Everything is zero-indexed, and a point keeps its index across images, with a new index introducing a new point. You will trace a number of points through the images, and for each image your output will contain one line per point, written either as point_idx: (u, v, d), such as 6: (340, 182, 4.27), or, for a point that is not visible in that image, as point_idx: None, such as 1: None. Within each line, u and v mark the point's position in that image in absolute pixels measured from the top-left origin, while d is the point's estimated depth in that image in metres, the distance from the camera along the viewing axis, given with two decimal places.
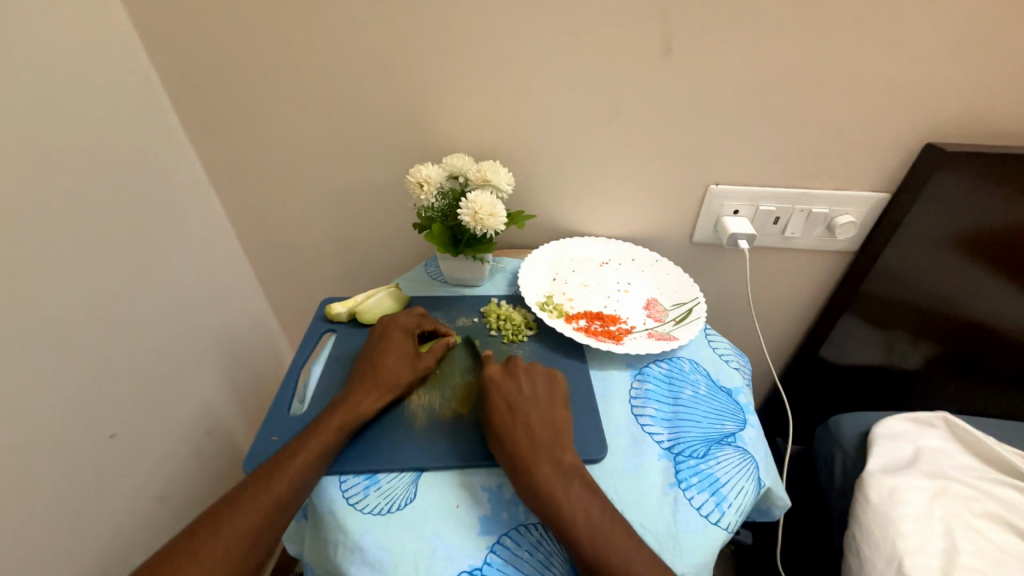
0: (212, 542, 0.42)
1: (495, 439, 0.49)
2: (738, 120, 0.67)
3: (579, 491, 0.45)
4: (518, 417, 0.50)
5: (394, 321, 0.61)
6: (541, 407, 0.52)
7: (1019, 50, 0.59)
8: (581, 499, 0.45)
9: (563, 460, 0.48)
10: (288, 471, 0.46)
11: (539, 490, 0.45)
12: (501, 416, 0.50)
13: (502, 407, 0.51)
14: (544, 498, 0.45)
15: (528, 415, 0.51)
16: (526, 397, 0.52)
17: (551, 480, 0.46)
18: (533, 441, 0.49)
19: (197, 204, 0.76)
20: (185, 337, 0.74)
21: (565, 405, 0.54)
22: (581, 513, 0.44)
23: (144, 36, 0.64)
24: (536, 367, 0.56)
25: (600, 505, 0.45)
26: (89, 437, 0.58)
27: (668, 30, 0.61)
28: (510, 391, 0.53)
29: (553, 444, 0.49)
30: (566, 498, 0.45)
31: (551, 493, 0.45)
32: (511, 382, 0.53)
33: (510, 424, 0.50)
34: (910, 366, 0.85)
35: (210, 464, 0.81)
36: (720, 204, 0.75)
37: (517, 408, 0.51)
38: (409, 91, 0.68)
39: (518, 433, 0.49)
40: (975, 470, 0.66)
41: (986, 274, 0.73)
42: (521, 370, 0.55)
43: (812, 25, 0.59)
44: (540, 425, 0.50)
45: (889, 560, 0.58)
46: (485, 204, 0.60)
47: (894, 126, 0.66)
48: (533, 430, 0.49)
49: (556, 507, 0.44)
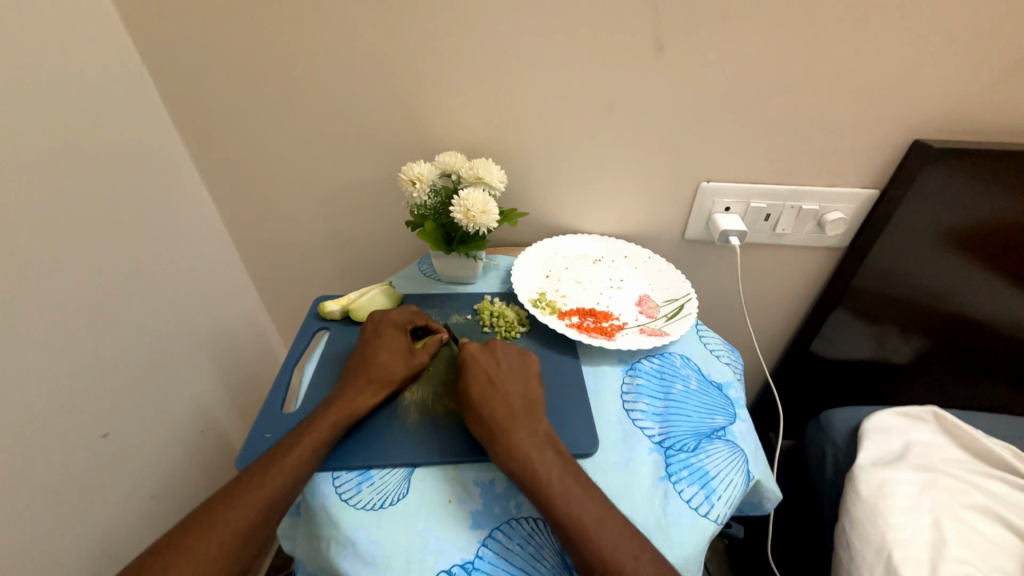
0: (207, 537, 0.43)
1: (472, 407, 0.51)
2: (729, 118, 0.68)
3: (554, 458, 0.47)
4: (497, 387, 0.52)
5: (387, 318, 0.61)
6: (518, 382, 0.53)
7: (1005, 48, 0.60)
8: (555, 465, 0.46)
9: (537, 429, 0.49)
10: (283, 466, 0.47)
11: (515, 454, 0.46)
12: (480, 386, 0.52)
13: (480, 378, 0.52)
14: (518, 460, 0.46)
15: (506, 387, 0.52)
16: (503, 371, 0.54)
17: (526, 446, 0.47)
18: (509, 410, 0.50)
19: (190, 203, 0.76)
20: (178, 336, 0.74)
21: (540, 381, 0.55)
22: (555, 476, 0.45)
23: (135, 35, 0.64)
24: (513, 347, 0.57)
25: (575, 473, 0.46)
26: (82, 436, 0.58)
27: (658, 28, 0.61)
28: (489, 365, 0.54)
29: (529, 414, 0.50)
30: (541, 462, 0.46)
31: (526, 456, 0.46)
32: (490, 358, 0.55)
33: (487, 392, 0.51)
34: (900, 360, 0.86)
35: (204, 462, 0.81)
36: (712, 201, 0.76)
37: (494, 379, 0.52)
38: (402, 89, 0.68)
39: (495, 402, 0.50)
40: (964, 463, 0.67)
41: (974, 269, 0.74)
42: (499, 349, 0.56)
43: (802, 23, 0.60)
44: (515, 397, 0.51)
45: (879, 552, 0.59)
46: (477, 202, 0.60)
47: (883, 123, 0.67)
48: (509, 399, 0.51)
49: (530, 470, 0.45)
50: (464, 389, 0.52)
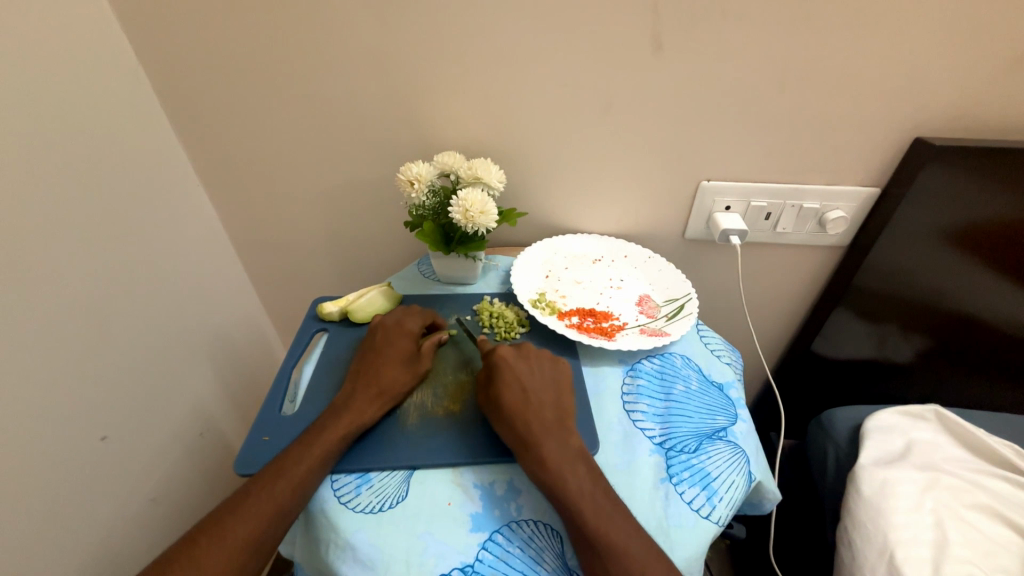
0: (213, 551, 0.42)
1: (504, 415, 0.50)
2: (728, 118, 0.68)
3: (585, 472, 0.46)
4: (531, 398, 0.51)
5: (402, 325, 0.60)
6: (548, 392, 0.53)
7: (1006, 46, 0.59)
8: (586, 479, 0.46)
9: (569, 442, 0.49)
10: (291, 478, 0.46)
11: (548, 469, 0.46)
12: (513, 394, 0.51)
13: (514, 386, 0.52)
14: (551, 473, 0.46)
15: (539, 397, 0.52)
16: (535, 380, 0.53)
17: (559, 458, 0.47)
18: (541, 421, 0.49)
19: (188, 204, 0.75)
20: (177, 338, 0.73)
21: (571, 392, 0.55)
22: (585, 491, 0.45)
23: (132, 37, 0.64)
24: (546, 354, 0.57)
25: (604, 488, 0.46)
26: (79, 441, 0.58)
27: (657, 25, 0.61)
28: (521, 372, 0.53)
29: (561, 425, 0.50)
30: (572, 476, 0.46)
31: (559, 472, 0.46)
32: (522, 364, 0.54)
33: (521, 403, 0.50)
34: (902, 359, 0.86)
35: (203, 464, 0.81)
36: (712, 201, 0.76)
37: (529, 388, 0.52)
38: (400, 90, 0.68)
39: (530, 413, 0.50)
40: (967, 462, 0.67)
41: (976, 267, 0.73)
42: (531, 355, 0.56)
43: (802, 21, 0.59)
44: (548, 407, 0.51)
45: (881, 553, 0.59)
46: (476, 201, 0.60)
47: (883, 120, 0.66)
48: (542, 412, 0.50)
49: (563, 483, 0.45)
50: (498, 396, 0.51)
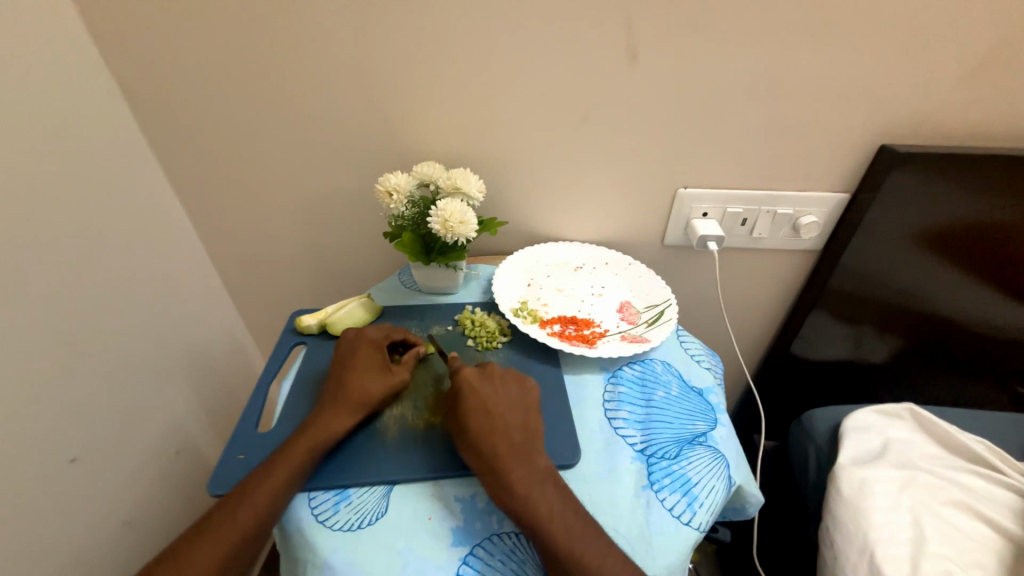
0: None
1: (469, 440, 0.49)
2: (703, 126, 0.69)
3: (554, 493, 0.46)
4: (496, 421, 0.50)
5: (364, 337, 0.59)
6: (517, 413, 0.52)
7: (965, 56, 0.61)
8: (556, 500, 0.46)
9: (536, 463, 0.48)
10: (252, 505, 0.45)
11: (516, 494, 0.46)
12: (479, 418, 0.50)
13: (479, 410, 0.50)
14: (520, 498, 0.45)
15: (505, 419, 0.50)
16: (503, 402, 0.52)
17: (526, 482, 0.46)
18: (509, 444, 0.49)
19: (163, 217, 0.74)
20: (151, 354, 0.72)
21: (539, 413, 0.54)
22: (557, 514, 0.45)
23: (103, 49, 0.63)
24: (514, 372, 0.56)
25: (575, 507, 0.46)
26: (48, 463, 0.56)
27: (632, 36, 0.62)
28: (487, 395, 0.52)
29: (528, 447, 0.49)
30: (542, 499, 0.45)
31: (527, 496, 0.45)
32: (488, 384, 0.53)
33: (488, 427, 0.49)
34: (877, 359, 0.88)
35: (180, 482, 0.79)
36: (690, 207, 0.77)
37: (496, 410, 0.50)
38: (378, 101, 0.68)
39: (497, 437, 0.49)
40: (940, 458, 0.68)
41: (945, 268, 0.75)
42: (497, 377, 0.54)
43: (772, 31, 0.61)
44: (515, 429, 0.50)
45: (861, 552, 0.60)
46: (455, 212, 0.60)
47: (853, 127, 0.68)
48: (509, 434, 0.49)
49: (533, 509, 0.45)
50: (463, 420, 0.50)
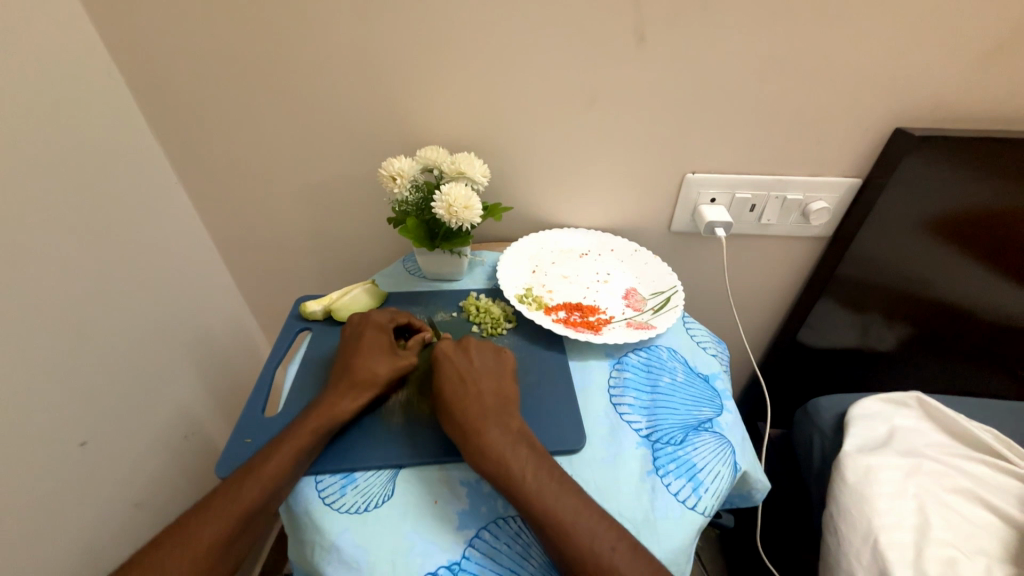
0: (178, 554, 0.41)
1: (444, 407, 0.50)
2: (712, 110, 0.68)
3: (527, 453, 0.46)
4: (469, 386, 0.51)
5: (369, 320, 0.59)
6: (492, 380, 0.52)
7: (984, 36, 0.60)
8: (529, 460, 0.46)
9: (509, 425, 0.48)
10: (260, 478, 0.45)
11: (488, 454, 0.46)
12: (452, 384, 0.51)
13: (452, 377, 0.52)
14: (491, 458, 0.45)
15: (479, 385, 0.51)
16: (477, 370, 0.53)
17: (498, 441, 0.46)
18: (481, 407, 0.49)
19: (167, 204, 0.74)
20: (158, 340, 0.72)
21: (516, 379, 0.54)
22: (530, 472, 0.45)
23: (103, 33, 0.62)
24: (491, 345, 0.57)
25: (550, 467, 0.46)
26: (58, 448, 0.56)
27: (641, 16, 0.60)
28: (462, 364, 0.53)
29: (502, 411, 0.49)
30: (513, 457, 0.46)
31: (498, 455, 0.46)
32: (463, 355, 0.54)
33: (460, 393, 0.50)
34: (884, 347, 0.87)
35: (188, 466, 0.80)
36: (697, 193, 0.76)
37: (469, 377, 0.52)
38: (382, 85, 0.67)
39: (468, 401, 0.49)
40: (946, 446, 0.68)
41: (956, 255, 0.74)
42: (473, 347, 0.55)
43: (785, 12, 0.59)
44: (488, 394, 0.50)
45: (865, 538, 0.60)
46: (460, 197, 0.59)
47: (866, 110, 0.66)
48: (482, 397, 0.50)
49: (505, 468, 0.45)
50: (438, 389, 0.51)
